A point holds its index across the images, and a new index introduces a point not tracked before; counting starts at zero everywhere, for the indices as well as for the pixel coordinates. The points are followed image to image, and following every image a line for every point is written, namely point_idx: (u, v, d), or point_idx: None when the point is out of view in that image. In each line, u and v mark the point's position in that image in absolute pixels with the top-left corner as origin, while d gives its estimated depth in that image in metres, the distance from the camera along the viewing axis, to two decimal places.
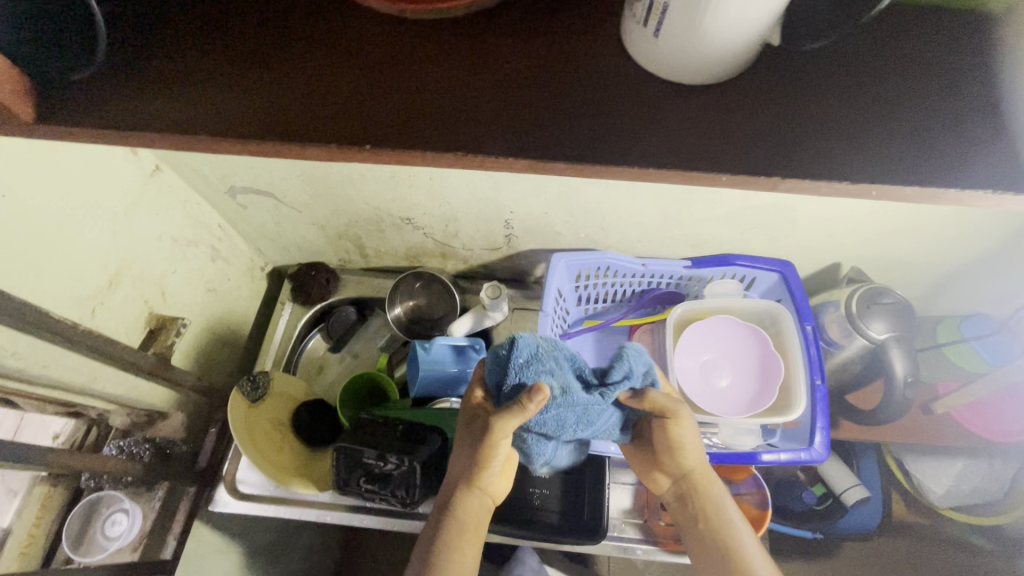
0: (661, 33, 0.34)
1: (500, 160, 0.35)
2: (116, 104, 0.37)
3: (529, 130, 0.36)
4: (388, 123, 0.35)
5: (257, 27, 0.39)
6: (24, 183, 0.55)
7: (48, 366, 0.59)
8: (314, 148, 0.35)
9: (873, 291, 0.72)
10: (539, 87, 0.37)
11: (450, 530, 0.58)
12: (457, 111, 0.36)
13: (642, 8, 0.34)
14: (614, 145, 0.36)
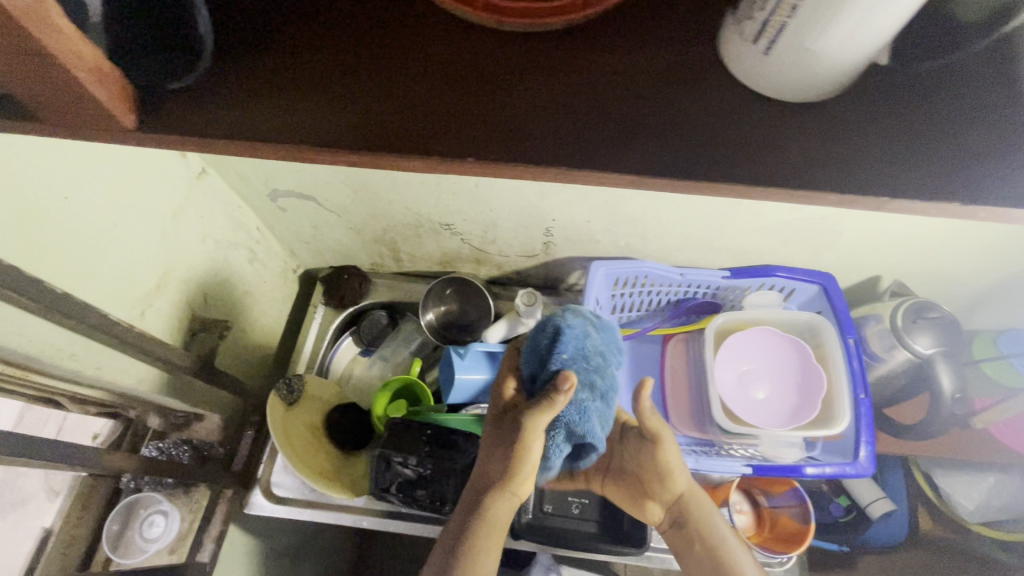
0: (774, 51, 0.32)
1: (573, 172, 0.33)
2: (161, 107, 0.35)
3: (605, 139, 0.33)
4: (449, 133, 0.33)
5: (303, 22, 0.36)
6: (87, 185, 0.55)
7: (101, 367, 0.59)
8: (422, 163, 0.33)
9: (919, 305, 0.72)
10: (652, 101, 0.34)
11: (478, 537, 0.46)
12: (524, 117, 0.34)
13: (753, 26, 0.32)
14: (723, 159, 0.33)
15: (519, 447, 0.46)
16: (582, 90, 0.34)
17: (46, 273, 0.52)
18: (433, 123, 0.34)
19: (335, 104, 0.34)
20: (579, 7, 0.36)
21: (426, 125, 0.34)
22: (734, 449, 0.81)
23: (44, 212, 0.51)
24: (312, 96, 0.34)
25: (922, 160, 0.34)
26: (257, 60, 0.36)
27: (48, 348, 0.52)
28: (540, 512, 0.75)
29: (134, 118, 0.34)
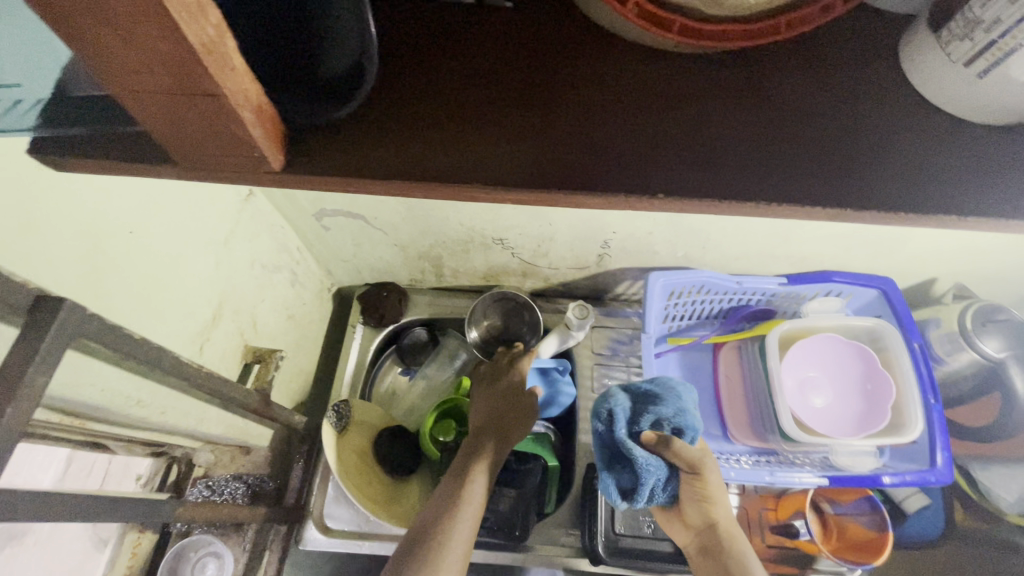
0: (993, 76, 0.34)
1: (711, 203, 0.35)
2: (305, 145, 0.35)
3: (737, 172, 0.35)
4: (585, 166, 0.35)
5: (427, 62, 0.38)
6: (152, 216, 0.51)
7: (165, 411, 0.55)
8: (606, 200, 0.34)
9: (987, 308, 0.72)
10: (792, 134, 0.37)
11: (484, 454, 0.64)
12: (653, 148, 0.36)
13: (964, 49, 0.35)
14: (864, 190, 0.35)
15: (519, 411, 0.72)
16: (740, 121, 0.37)
17: (113, 314, 0.48)
18: (615, 159, 0.35)
19: (516, 138, 0.35)
20: (780, 32, 0.32)
21: (614, 155, 0.35)
22: (797, 457, 0.80)
23: (112, 251, 0.47)
24: (490, 131, 0.35)
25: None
26: (422, 93, 0.37)
27: (117, 398, 0.48)
28: (613, 534, 0.73)
29: (281, 159, 0.35)
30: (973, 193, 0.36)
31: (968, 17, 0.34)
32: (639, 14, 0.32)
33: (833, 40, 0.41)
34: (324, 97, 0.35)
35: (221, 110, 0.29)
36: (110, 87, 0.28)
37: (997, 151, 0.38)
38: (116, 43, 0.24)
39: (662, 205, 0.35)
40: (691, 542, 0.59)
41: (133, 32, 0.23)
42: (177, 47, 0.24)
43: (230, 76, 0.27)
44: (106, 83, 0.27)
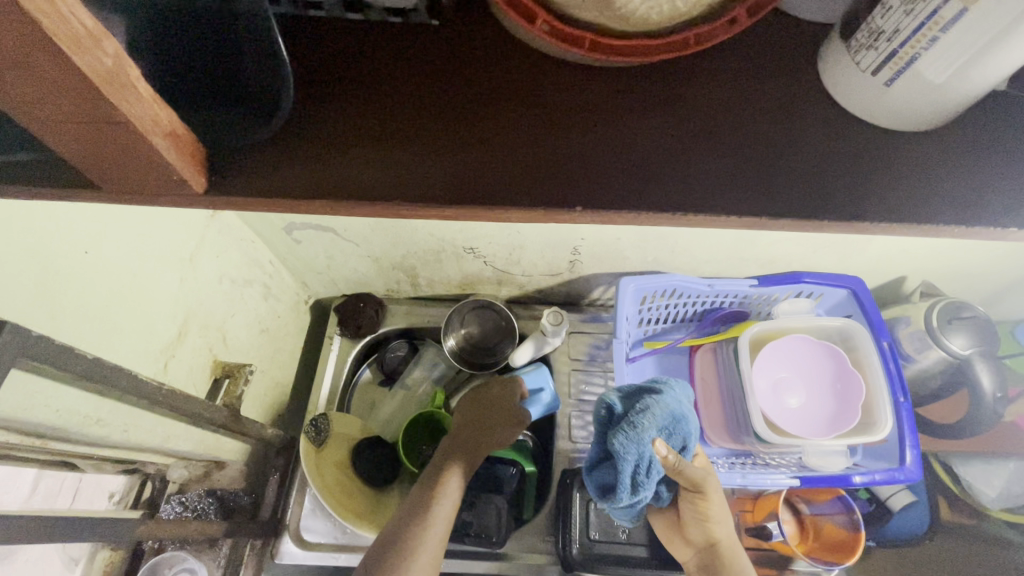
0: (895, 86, 0.34)
1: (643, 212, 0.34)
2: (244, 167, 0.36)
3: (670, 178, 0.35)
4: (514, 180, 0.35)
5: (360, 76, 0.38)
6: (108, 236, 0.51)
7: (128, 430, 0.55)
8: (521, 213, 0.35)
9: (952, 305, 0.72)
10: (729, 142, 0.36)
11: (453, 471, 0.62)
12: (589, 160, 0.35)
13: (868, 55, 0.34)
14: (807, 198, 0.35)
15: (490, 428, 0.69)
16: (664, 132, 0.36)
17: (67, 335, 0.48)
18: (529, 172, 0.35)
19: (434, 155, 0.36)
20: (692, 45, 0.33)
21: (529, 169, 0.35)
22: (772, 458, 0.80)
23: (67, 274, 0.47)
24: (407, 150, 0.36)
25: (978, 188, 0.36)
26: (337, 115, 0.37)
27: (75, 417, 0.49)
28: (587, 539, 0.73)
29: (204, 181, 0.36)
30: (917, 199, 0.36)
31: (872, 27, 0.34)
32: (549, 31, 0.33)
33: (778, 43, 0.40)
34: (248, 115, 0.36)
35: (130, 136, 0.29)
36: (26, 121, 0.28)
37: (941, 151, 0.37)
38: (15, 74, 0.25)
39: (578, 218, 0.35)
40: (691, 558, 0.59)
41: (27, 62, 0.24)
42: (74, 78, 0.25)
43: (132, 103, 0.28)
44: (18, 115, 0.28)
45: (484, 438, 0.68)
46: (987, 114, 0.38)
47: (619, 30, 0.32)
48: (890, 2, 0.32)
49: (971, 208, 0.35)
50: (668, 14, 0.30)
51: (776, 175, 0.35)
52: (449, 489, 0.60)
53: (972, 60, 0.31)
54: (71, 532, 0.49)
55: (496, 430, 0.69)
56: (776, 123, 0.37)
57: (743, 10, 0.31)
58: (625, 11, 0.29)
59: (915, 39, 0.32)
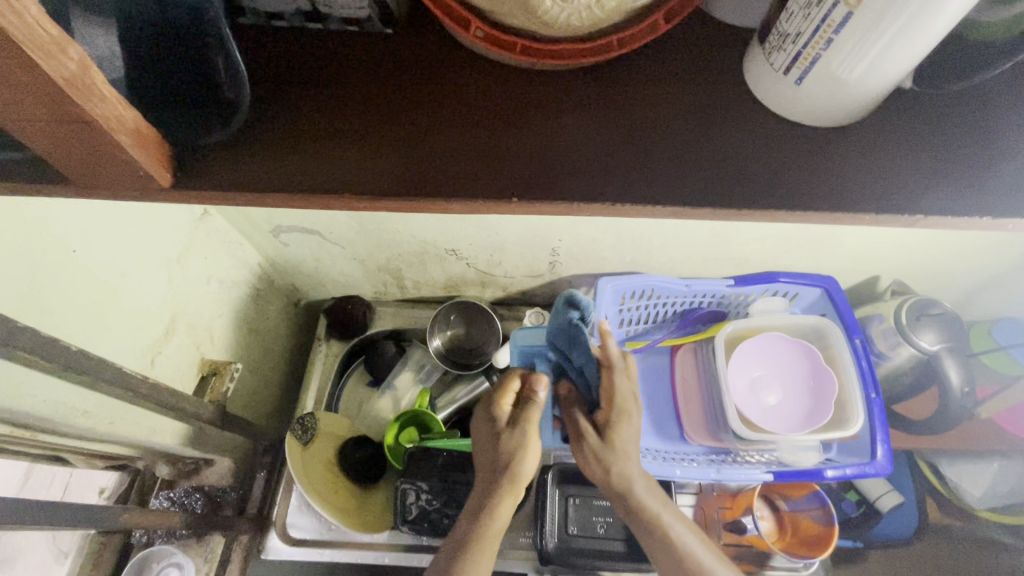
0: (807, 81, 0.35)
1: (587, 204, 0.36)
2: (216, 167, 0.38)
3: (614, 171, 0.37)
4: (466, 175, 0.37)
5: (320, 80, 0.40)
6: (94, 236, 0.54)
7: (115, 422, 0.58)
8: (465, 205, 0.37)
9: (920, 303, 0.74)
10: (672, 143, 0.38)
11: (484, 538, 0.53)
12: (536, 156, 0.37)
13: (784, 58, 0.35)
14: (748, 190, 0.37)
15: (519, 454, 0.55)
16: (602, 130, 0.38)
17: (54, 328, 0.51)
18: (471, 167, 0.37)
19: (384, 151, 0.38)
20: (614, 49, 0.36)
21: (472, 165, 0.37)
22: (750, 455, 0.81)
23: (57, 270, 0.50)
24: (361, 148, 0.38)
25: (918, 174, 0.37)
26: (299, 117, 0.39)
27: (62, 408, 0.52)
28: (565, 534, 0.74)
29: (170, 177, 0.38)
30: (861, 189, 0.37)
31: (781, 30, 0.35)
32: (483, 37, 0.35)
33: (729, 44, 0.42)
34: (209, 116, 0.38)
35: (96, 134, 0.31)
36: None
37: (886, 140, 0.38)
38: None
39: (519, 208, 0.37)
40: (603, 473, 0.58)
41: (0, 65, 0.26)
42: (38, 78, 0.27)
43: (97, 102, 0.30)
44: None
45: (516, 480, 0.54)
46: (929, 106, 0.40)
47: (549, 36, 0.34)
48: (792, 7, 0.34)
49: (913, 196, 0.36)
50: (589, 21, 0.32)
51: (725, 171, 0.37)
52: (481, 558, 0.52)
53: (873, 59, 0.32)
54: (54, 518, 0.51)
55: (527, 463, 0.54)
56: (716, 119, 0.39)
57: (661, 15, 0.34)
58: (552, 21, 0.32)
59: (815, 40, 0.33)
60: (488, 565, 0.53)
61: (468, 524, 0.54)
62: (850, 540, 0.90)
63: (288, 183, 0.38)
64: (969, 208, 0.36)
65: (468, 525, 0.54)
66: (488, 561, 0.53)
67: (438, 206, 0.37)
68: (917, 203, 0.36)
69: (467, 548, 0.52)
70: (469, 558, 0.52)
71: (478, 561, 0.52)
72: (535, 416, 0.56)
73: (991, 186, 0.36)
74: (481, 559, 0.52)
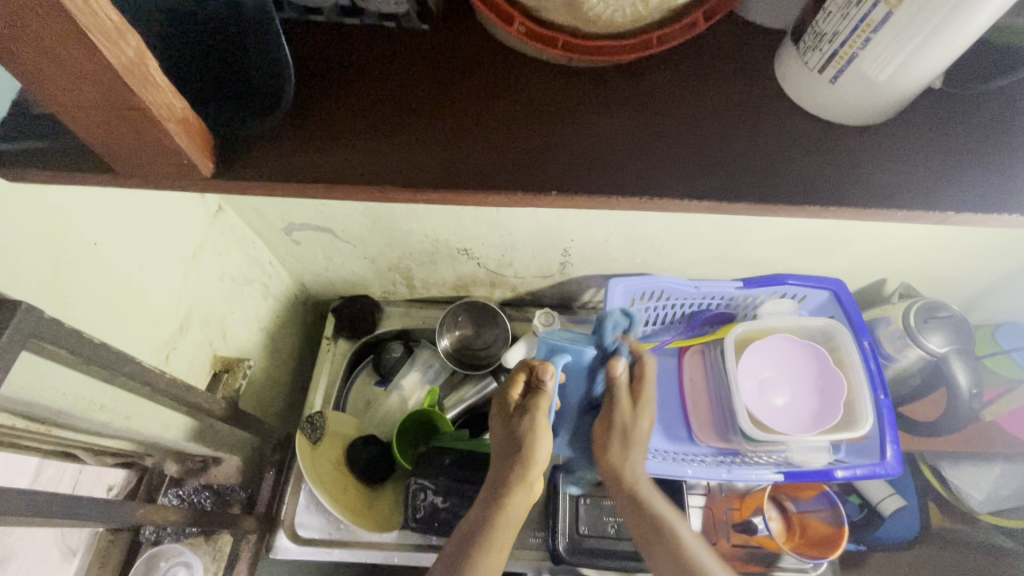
0: (840, 80, 0.36)
1: (620, 199, 0.37)
2: (254, 160, 0.38)
3: (645, 167, 0.37)
4: (503, 168, 0.37)
5: (353, 75, 0.40)
6: (115, 229, 0.54)
7: (130, 417, 0.57)
8: (501, 199, 0.37)
9: (929, 306, 0.75)
10: (702, 140, 0.39)
11: (497, 532, 0.53)
12: (572, 152, 0.38)
13: (819, 57, 0.36)
14: (776, 187, 0.37)
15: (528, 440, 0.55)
16: (635, 127, 0.39)
17: (77, 320, 0.51)
18: (506, 161, 0.38)
19: (420, 145, 0.38)
20: (655, 45, 0.36)
21: (508, 159, 0.38)
22: (759, 455, 0.81)
23: (76, 263, 0.50)
24: (398, 142, 0.38)
25: (940, 175, 0.38)
26: (334, 111, 0.39)
27: (81, 401, 0.51)
28: (576, 535, 0.74)
29: (213, 166, 0.38)
30: (884, 187, 0.37)
31: (816, 30, 0.36)
32: (525, 33, 0.36)
33: (754, 45, 0.43)
34: (248, 104, 0.38)
35: (144, 121, 0.32)
36: (44, 100, 0.31)
37: (910, 139, 0.39)
38: (41, 61, 0.27)
39: (555, 202, 0.37)
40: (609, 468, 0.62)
41: (57, 51, 0.27)
42: (95, 65, 0.28)
43: (151, 91, 0.30)
44: (37, 95, 0.30)
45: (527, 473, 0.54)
46: (952, 107, 0.40)
47: (589, 32, 0.35)
48: (830, 7, 0.34)
49: (936, 196, 0.37)
50: (631, 18, 0.33)
51: (753, 168, 0.38)
52: (492, 552, 0.52)
53: (905, 60, 0.32)
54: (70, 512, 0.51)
55: (540, 451, 0.55)
56: (743, 117, 0.39)
57: (699, 14, 0.35)
58: (593, 17, 0.33)
59: (852, 39, 0.34)
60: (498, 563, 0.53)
61: (480, 515, 0.54)
62: (853, 543, 0.92)
63: (324, 174, 0.38)
64: (990, 207, 0.36)
65: (480, 519, 0.54)
66: (499, 556, 0.53)
67: (473, 199, 0.38)
68: (941, 201, 0.37)
69: (481, 538, 0.52)
70: (482, 548, 0.52)
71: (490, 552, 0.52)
72: (544, 405, 0.57)
73: (1010, 186, 0.37)
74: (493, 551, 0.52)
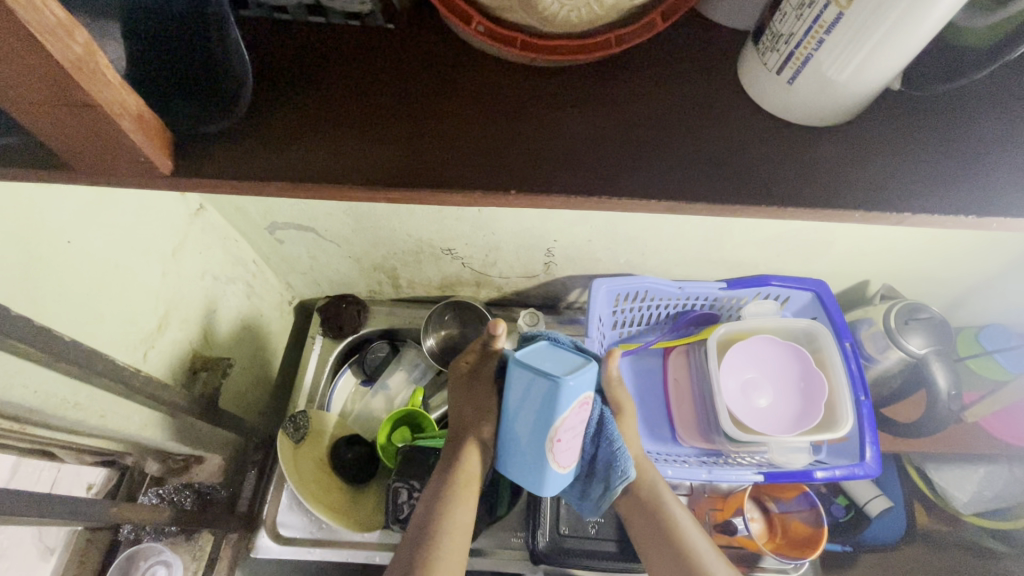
0: (798, 81, 0.36)
1: (581, 198, 0.37)
2: (222, 157, 0.38)
3: (609, 167, 0.38)
4: (465, 168, 0.37)
5: (317, 73, 0.40)
6: (89, 227, 0.54)
7: (105, 416, 0.57)
8: (463, 198, 0.37)
9: (909, 307, 0.76)
10: (668, 140, 0.39)
11: (455, 491, 0.55)
12: (535, 151, 0.38)
13: (778, 58, 0.36)
14: (741, 187, 0.37)
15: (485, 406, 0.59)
16: (598, 127, 0.39)
17: (50, 317, 0.51)
18: (472, 159, 0.38)
19: (383, 144, 0.38)
20: (614, 45, 0.37)
21: (471, 158, 0.38)
22: (741, 457, 0.81)
23: (48, 261, 0.50)
24: (363, 141, 0.38)
25: (902, 177, 0.38)
26: (298, 110, 0.39)
27: (52, 399, 0.51)
28: (557, 534, 0.74)
29: (171, 163, 0.38)
30: (847, 188, 0.37)
31: (775, 31, 0.36)
32: (485, 32, 0.36)
33: (723, 46, 0.43)
34: (213, 102, 0.38)
35: (100, 117, 0.32)
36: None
37: (875, 140, 0.39)
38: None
39: (516, 201, 0.37)
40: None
41: (6, 46, 0.27)
42: (45, 60, 0.28)
43: (102, 87, 0.30)
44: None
45: (478, 429, 0.59)
46: (915, 109, 0.40)
47: (549, 32, 0.35)
48: (786, 8, 0.35)
49: (900, 196, 0.37)
50: (587, 18, 0.33)
51: (718, 168, 0.38)
52: (457, 511, 0.55)
53: (860, 60, 0.33)
54: (43, 508, 0.51)
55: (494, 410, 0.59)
56: (708, 117, 0.40)
57: (657, 14, 0.35)
58: (550, 16, 0.33)
59: (807, 40, 0.34)
60: (462, 523, 0.54)
61: (440, 480, 0.57)
62: (840, 545, 0.90)
63: (287, 173, 0.38)
64: (950, 207, 0.36)
65: (439, 486, 0.57)
66: (465, 511, 0.55)
67: (437, 198, 0.38)
68: (901, 202, 0.37)
69: (444, 505, 0.55)
70: (446, 508, 0.55)
71: (457, 510, 0.55)
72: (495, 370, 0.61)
73: (972, 187, 0.37)
74: (459, 509, 0.55)
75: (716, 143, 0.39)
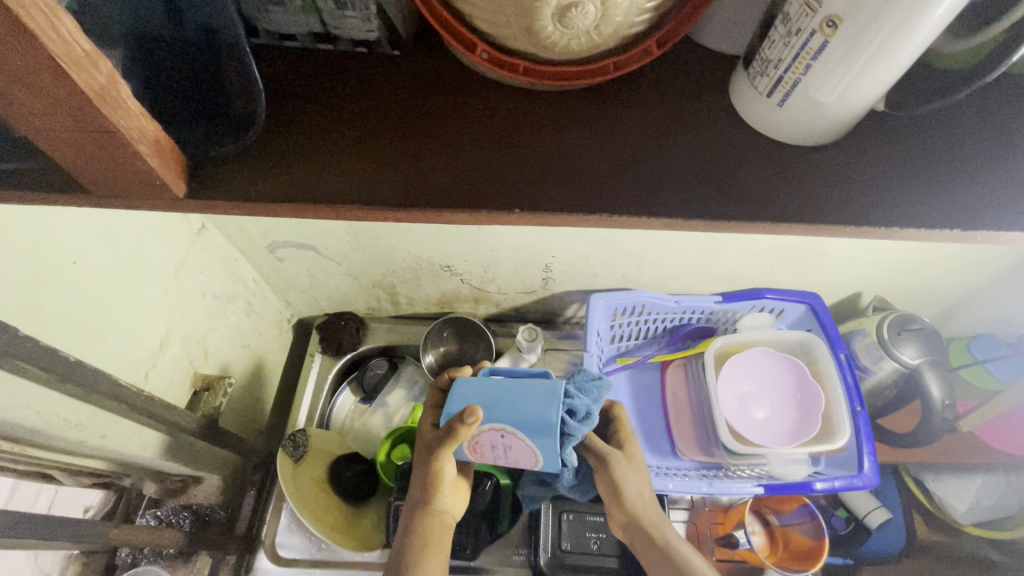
0: (787, 103, 0.37)
1: (580, 216, 0.38)
2: (234, 177, 0.39)
3: (607, 184, 0.39)
4: (468, 187, 0.39)
5: (325, 95, 0.42)
6: (95, 248, 0.55)
7: (106, 436, 0.57)
8: (468, 216, 0.38)
9: (901, 318, 0.77)
10: (665, 159, 0.40)
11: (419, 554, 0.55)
12: (538, 167, 0.40)
13: (767, 82, 0.38)
14: (730, 203, 0.39)
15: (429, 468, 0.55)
16: (597, 146, 0.40)
17: (51, 337, 0.51)
18: (478, 179, 0.39)
19: (389, 163, 0.39)
20: (611, 71, 0.39)
21: (475, 175, 0.39)
22: (741, 469, 0.81)
23: (52, 281, 0.51)
24: (369, 160, 0.40)
25: (883, 192, 0.39)
26: (306, 130, 0.41)
27: (55, 420, 0.51)
28: (559, 551, 0.73)
29: (185, 186, 0.39)
30: (834, 204, 0.39)
31: (763, 57, 0.38)
32: (489, 59, 0.38)
33: (715, 69, 0.44)
34: (227, 128, 0.40)
35: (116, 142, 0.33)
36: (25, 125, 0.32)
37: (858, 161, 0.41)
38: (18, 88, 0.29)
39: (518, 219, 0.38)
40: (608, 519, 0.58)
41: (31, 75, 0.28)
42: (66, 88, 0.29)
43: (121, 114, 0.32)
44: (14, 118, 0.31)
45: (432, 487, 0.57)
46: (896, 129, 0.42)
47: (550, 58, 0.37)
48: (773, 36, 0.36)
49: (883, 212, 0.38)
50: (587, 45, 0.35)
51: (713, 185, 0.39)
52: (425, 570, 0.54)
53: (848, 82, 0.34)
54: (42, 530, 0.51)
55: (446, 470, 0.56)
56: (699, 136, 0.41)
57: (652, 43, 0.37)
58: (551, 44, 0.34)
59: (795, 65, 0.36)
60: None
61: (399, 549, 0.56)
62: (841, 557, 0.89)
63: (297, 194, 0.39)
64: (928, 223, 0.38)
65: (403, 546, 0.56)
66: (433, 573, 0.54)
67: (440, 217, 0.39)
68: (883, 216, 0.38)
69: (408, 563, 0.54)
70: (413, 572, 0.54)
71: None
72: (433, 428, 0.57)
73: (952, 202, 0.39)
74: None
75: (710, 163, 0.40)
